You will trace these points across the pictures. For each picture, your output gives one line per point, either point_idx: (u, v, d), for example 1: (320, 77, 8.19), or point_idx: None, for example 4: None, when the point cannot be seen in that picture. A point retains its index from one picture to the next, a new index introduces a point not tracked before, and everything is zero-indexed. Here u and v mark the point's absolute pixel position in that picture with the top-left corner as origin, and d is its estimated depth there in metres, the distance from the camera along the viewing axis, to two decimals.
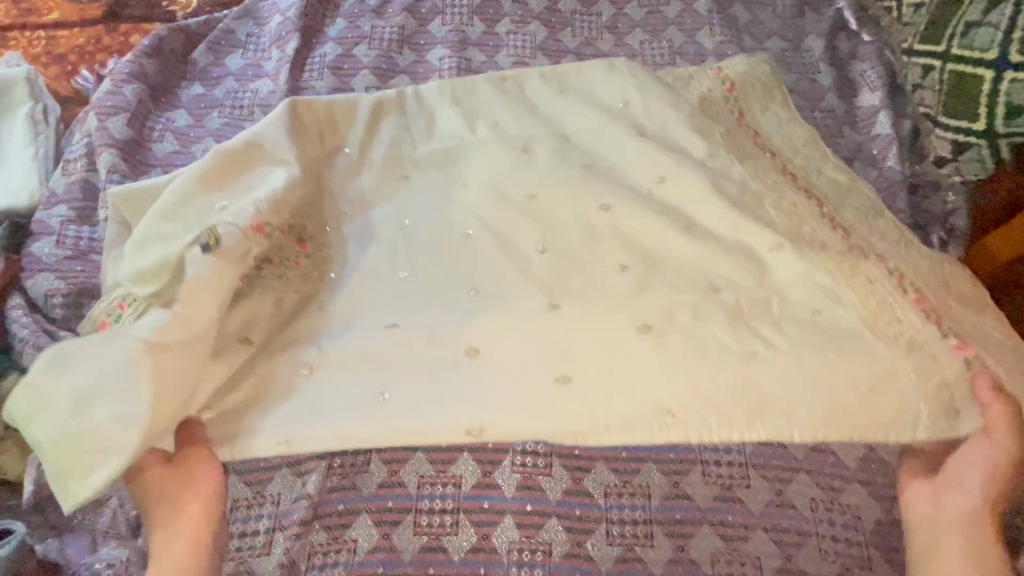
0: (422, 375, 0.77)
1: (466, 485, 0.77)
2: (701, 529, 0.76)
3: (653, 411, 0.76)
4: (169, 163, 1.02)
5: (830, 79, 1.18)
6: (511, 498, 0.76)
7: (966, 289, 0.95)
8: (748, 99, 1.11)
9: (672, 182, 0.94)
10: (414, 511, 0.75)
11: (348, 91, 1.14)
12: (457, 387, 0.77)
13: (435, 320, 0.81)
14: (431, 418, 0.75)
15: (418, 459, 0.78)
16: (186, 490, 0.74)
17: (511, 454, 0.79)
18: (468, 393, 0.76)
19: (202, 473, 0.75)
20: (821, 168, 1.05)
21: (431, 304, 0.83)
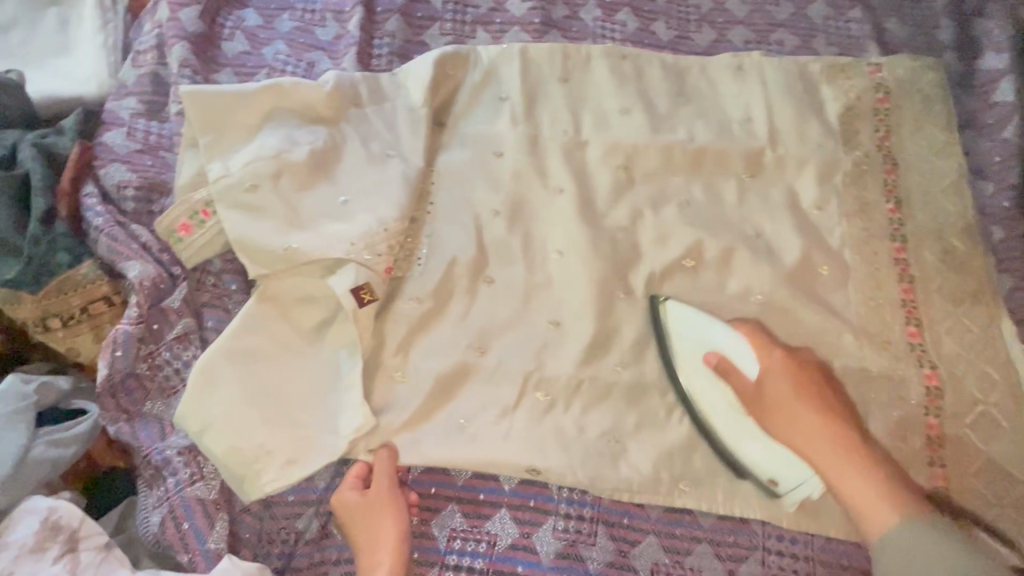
0: (509, 407, 0.83)
1: (515, 481, 0.81)
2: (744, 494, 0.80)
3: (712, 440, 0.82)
4: (240, 64, 0.98)
5: (951, 35, 1.06)
6: (555, 490, 0.81)
7: None
8: (901, 117, 1.00)
9: (747, 161, 0.97)
10: (463, 476, 0.81)
11: (425, 4, 1.07)
12: (540, 424, 0.82)
13: (515, 357, 0.85)
14: (517, 450, 0.80)
15: (495, 484, 0.81)
16: (379, 527, 0.73)
17: (556, 487, 0.81)
18: (552, 429, 0.82)
19: (386, 517, 0.74)
20: (929, 135, 0.98)
21: (517, 329, 0.87)
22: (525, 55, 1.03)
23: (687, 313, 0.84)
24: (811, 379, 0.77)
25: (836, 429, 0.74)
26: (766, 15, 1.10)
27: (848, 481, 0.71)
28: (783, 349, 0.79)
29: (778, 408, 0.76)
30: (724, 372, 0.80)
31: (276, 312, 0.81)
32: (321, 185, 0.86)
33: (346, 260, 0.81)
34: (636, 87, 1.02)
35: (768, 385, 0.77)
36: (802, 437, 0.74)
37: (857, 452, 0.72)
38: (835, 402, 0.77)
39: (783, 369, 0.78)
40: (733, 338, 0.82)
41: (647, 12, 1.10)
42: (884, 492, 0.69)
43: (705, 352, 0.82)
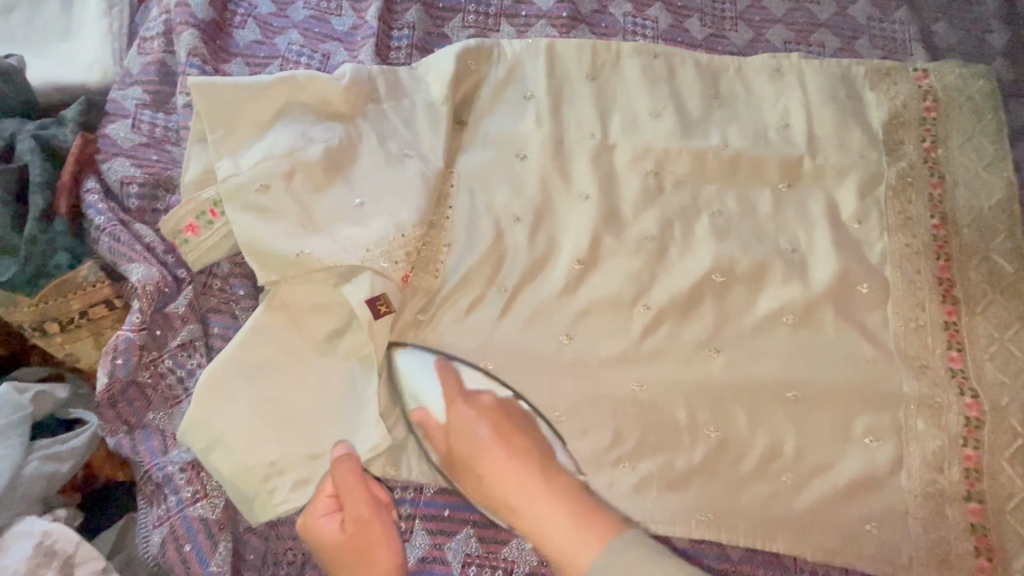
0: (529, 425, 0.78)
1: None
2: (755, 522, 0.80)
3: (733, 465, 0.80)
4: (251, 54, 0.93)
5: (1003, 41, 1.00)
6: None
7: None
8: (948, 126, 0.94)
9: (783, 170, 0.92)
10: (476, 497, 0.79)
11: None
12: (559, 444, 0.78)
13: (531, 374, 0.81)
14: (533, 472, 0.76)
15: None
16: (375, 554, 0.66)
17: None
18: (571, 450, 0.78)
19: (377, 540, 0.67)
20: (978, 147, 0.93)
21: (537, 343, 0.83)
22: (552, 52, 0.98)
23: (411, 369, 0.78)
24: (509, 415, 0.73)
25: (501, 467, 0.68)
26: (807, 14, 1.04)
27: (538, 515, 0.64)
28: (463, 395, 0.75)
29: (469, 448, 0.70)
30: (426, 420, 0.75)
31: (287, 321, 0.76)
32: (335, 186, 0.81)
33: (360, 268, 0.77)
34: (668, 89, 0.97)
35: (457, 424, 0.73)
36: (509, 482, 0.67)
37: (528, 485, 0.66)
38: (536, 444, 0.71)
39: (478, 415, 0.72)
40: (436, 379, 0.76)
41: (680, 8, 1.04)
42: (572, 526, 0.62)
43: (416, 400, 0.77)
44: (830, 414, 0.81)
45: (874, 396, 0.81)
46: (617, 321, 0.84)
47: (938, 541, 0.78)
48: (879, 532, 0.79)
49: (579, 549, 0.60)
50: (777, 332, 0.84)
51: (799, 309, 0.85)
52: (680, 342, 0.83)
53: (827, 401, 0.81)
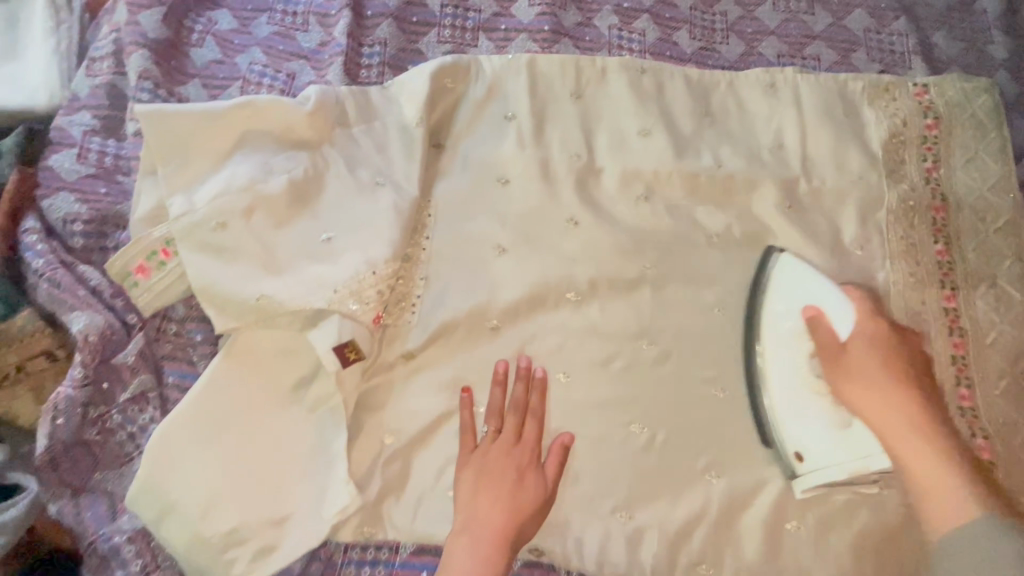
0: None
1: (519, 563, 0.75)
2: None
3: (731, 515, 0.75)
4: (209, 75, 0.87)
5: (1004, 52, 0.96)
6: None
7: None
8: (951, 144, 0.90)
9: (780, 193, 0.87)
10: None
11: (421, 6, 0.95)
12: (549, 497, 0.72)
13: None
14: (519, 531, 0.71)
15: None
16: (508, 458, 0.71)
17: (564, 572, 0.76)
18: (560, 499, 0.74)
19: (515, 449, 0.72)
20: (983, 166, 0.89)
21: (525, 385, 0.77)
22: (534, 68, 0.92)
23: (800, 287, 0.79)
24: (898, 346, 0.76)
25: (902, 400, 0.71)
26: (800, 25, 0.99)
27: (906, 450, 0.68)
28: (875, 317, 0.77)
29: (875, 376, 0.72)
30: (813, 325, 0.76)
31: (246, 372, 0.70)
32: (300, 220, 0.75)
33: (327, 310, 0.71)
34: (658, 107, 0.91)
35: (859, 337, 0.75)
36: (881, 405, 0.71)
37: (912, 427, 0.69)
38: (910, 379, 0.73)
39: (871, 339, 0.75)
40: (845, 304, 0.77)
41: (668, 20, 0.99)
42: (943, 479, 0.65)
43: (802, 309, 0.77)
44: None
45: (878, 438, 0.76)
46: (608, 359, 0.78)
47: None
48: None
49: (949, 501, 0.64)
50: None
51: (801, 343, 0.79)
52: (676, 382, 0.78)
53: None
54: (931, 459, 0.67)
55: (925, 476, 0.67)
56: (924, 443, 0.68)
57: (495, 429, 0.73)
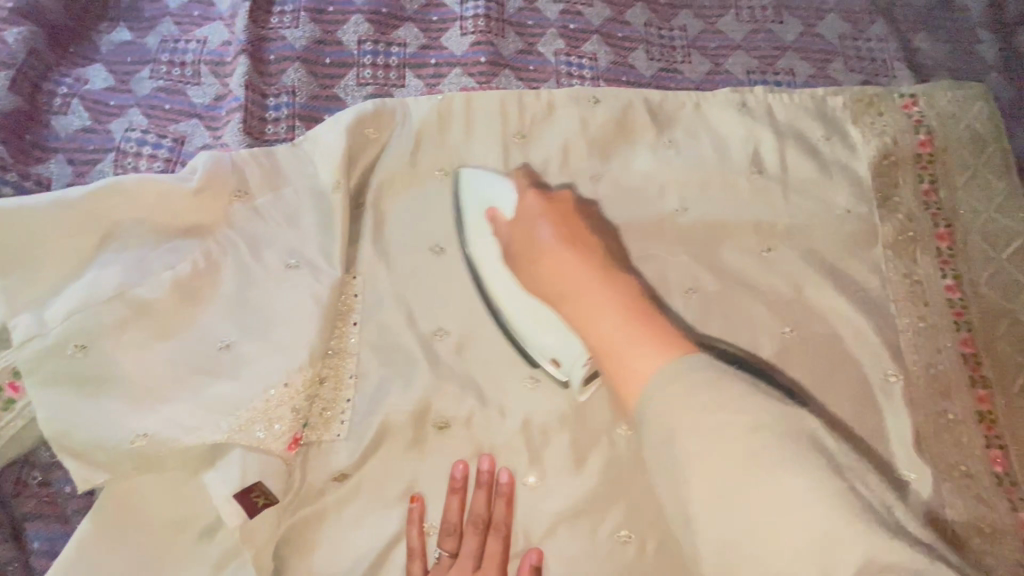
0: None
1: None
2: None
3: None
4: (76, 147, 0.72)
5: (992, 53, 0.87)
6: None
7: None
8: (949, 161, 0.80)
9: (762, 233, 0.75)
10: None
11: (334, 44, 0.82)
12: None
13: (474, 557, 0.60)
14: None
15: None
16: None
17: None
18: None
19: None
20: (988, 182, 0.79)
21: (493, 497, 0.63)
22: (470, 109, 0.79)
23: (481, 189, 0.73)
24: (564, 212, 0.68)
25: (540, 239, 0.62)
26: (769, 36, 0.88)
27: (581, 307, 0.53)
28: (538, 192, 0.70)
29: (545, 247, 0.61)
30: (492, 221, 0.70)
31: (127, 531, 0.55)
32: (189, 327, 0.60)
33: (226, 443, 0.56)
34: (618, 144, 0.80)
35: (527, 212, 0.67)
36: (586, 268, 0.56)
37: (586, 274, 0.55)
38: (622, 273, 0.58)
39: (540, 213, 0.66)
40: (515, 197, 0.71)
41: (621, 40, 0.87)
42: (654, 353, 0.46)
43: (484, 210, 0.72)
44: None
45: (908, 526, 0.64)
46: (581, 456, 0.65)
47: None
48: None
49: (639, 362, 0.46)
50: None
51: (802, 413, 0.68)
52: None
53: None
54: (611, 323, 0.49)
55: (618, 358, 0.47)
56: (613, 318, 0.50)
57: (451, 554, 0.61)
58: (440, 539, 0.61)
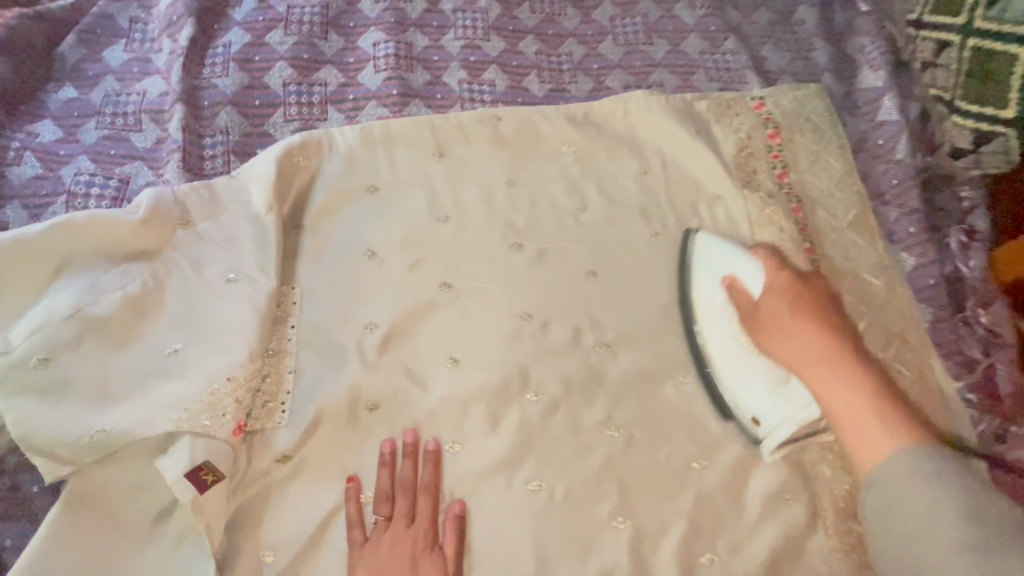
0: None
1: None
2: None
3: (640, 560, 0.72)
4: (29, 193, 0.81)
5: (826, 57, 1.04)
6: None
7: (992, 301, 0.81)
8: (796, 149, 0.94)
9: (643, 221, 0.88)
10: None
11: (262, 88, 0.93)
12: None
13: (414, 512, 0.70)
14: None
15: None
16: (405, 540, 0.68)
17: None
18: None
19: (412, 532, 0.68)
20: (831, 163, 0.93)
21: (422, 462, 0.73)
22: (385, 135, 0.90)
23: (720, 265, 0.80)
24: (809, 293, 0.76)
25: (782, 320, 0.74)
26: (642, 56, 1.03)
27: (830, 403, 0.69)
28: (789, 271, 0.76)
29: (782, 325, 0.73)
30: (729, 288, 0.78)
31: (92, 519, 0.63)
32: (140, 339, 0.69)
33: (178, 433, 0.65)
34: (517, 155, 0.92)
35: (769, 285, 0.76)
36: (801, 357, 0.72)
37: (823, 360, 0.71)
38: (857, 347, 0.73)
39: (784, 288, 0.75)
40: (758, 266, 0.78)
41: (515, 67, 1.01)
42: (877, 432, 0.65)
43: (718, 277, 0.80)
44: (732, 476, 0.76)
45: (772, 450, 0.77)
46: (496, 421, 0.76)
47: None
48: None
49: (874, 438, 0.65)
50: (679, 393, 0.80)
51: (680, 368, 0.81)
52: (575, 429, 0.77)
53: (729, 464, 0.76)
54: (856, 406, 0.67)
55: (862, 437, 0.66)
56: (848, 375, 0.69)
57: (388, 516, 0.69)
58: (375, 506, 0.70)
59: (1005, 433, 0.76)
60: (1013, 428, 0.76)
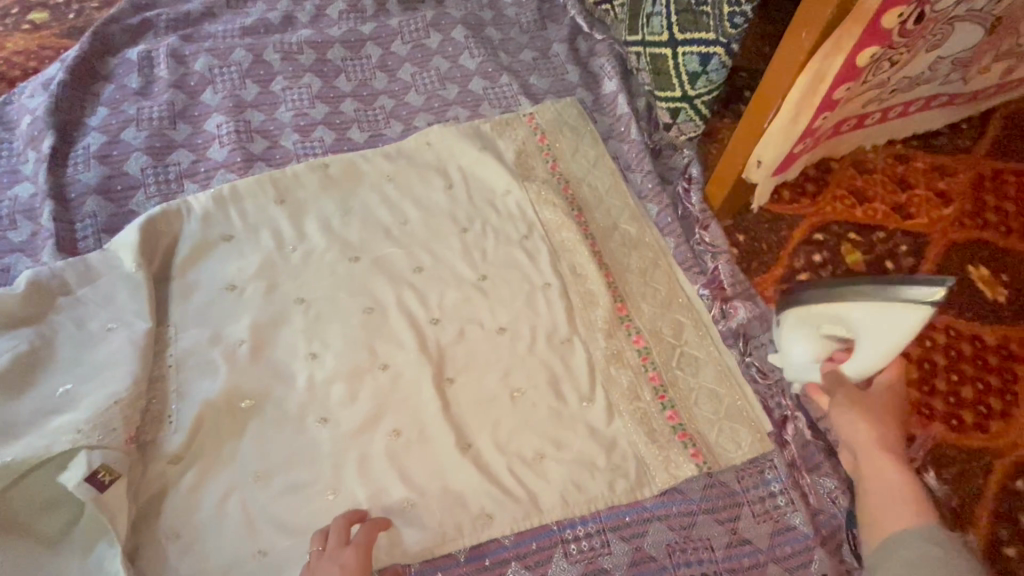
0: (298, 511, 0.86)
1: None
2: (509, 567, 0.86)
3: (483, 470, 0.91)
4: None
5: (577, 76, 1.35)
6: None
7: (709, 223, 1.13)
8: (561, 145, 1.23)
9: (453, 220, 1.13)
10: None
11: (122, 176, 1.12)
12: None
13: (296, 470, 0.88)
14: None
15: None
16: (341, 557, 0.76)
17: None
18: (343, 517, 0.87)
19: (349, 554, 0.76)
20: (590, 149, 1.23)
21: (298, 435, 0.91)
22: (234, 193, 1.11)
23: (889, 326, 0.81)
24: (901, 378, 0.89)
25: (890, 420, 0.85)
26: (439, 99, 1.31)
27: (870, 469, 0.81)
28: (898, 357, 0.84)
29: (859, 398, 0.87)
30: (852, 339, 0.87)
31: (6, 536, 0.76)
32: (35, 387, 0.84)
33: (76, 450, 0.79)
34: (347, 191, 1.15)
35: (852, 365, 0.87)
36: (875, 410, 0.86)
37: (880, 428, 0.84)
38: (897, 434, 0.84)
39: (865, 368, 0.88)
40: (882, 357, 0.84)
41: (338, 124, 1.26)
42: (907, 486, 0.76)
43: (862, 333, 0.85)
44: (550, 391, 0.97)
45: (576, 365, 1.00)
46: (354, 394, 0.94)
47: (658, 452, 0.94)
48: (619, 468, 0.92)
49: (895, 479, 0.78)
50: (499, 339, 1.02)
51: (495, 321, 1.03)
52: (418, 386, 0.96)
53: (541, 382, 0.98)
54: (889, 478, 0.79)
55: (901, 514, 0.73)
56: (891, 474, 0.79)
57: (321, 548, 0.78)
58: (316, 542, 0.79)
59: (725, 310, 1.06)
60: (727, 305, 1.06)
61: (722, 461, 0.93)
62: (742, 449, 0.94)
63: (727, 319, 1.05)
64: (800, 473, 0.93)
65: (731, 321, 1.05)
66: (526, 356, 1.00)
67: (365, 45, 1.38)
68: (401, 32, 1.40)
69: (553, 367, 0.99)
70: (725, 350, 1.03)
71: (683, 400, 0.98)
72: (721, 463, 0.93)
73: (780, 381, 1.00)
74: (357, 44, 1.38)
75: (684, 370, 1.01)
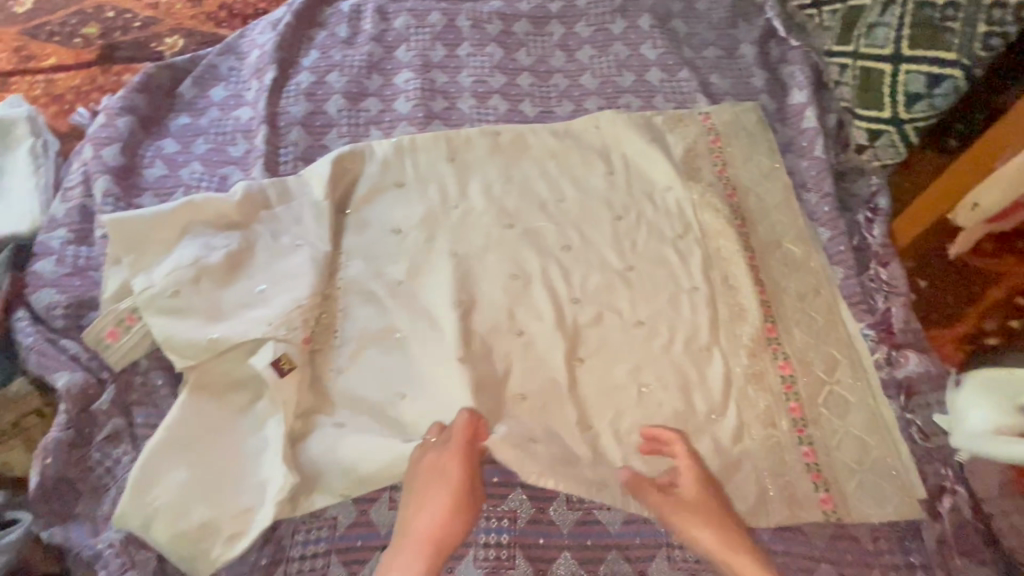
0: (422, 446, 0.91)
1: None
2: (610, 554, 0.87)
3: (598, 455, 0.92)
4: (160, 186, 1.13)
5: (763, 81, 1.28)
6: (480, 533, 0.88)
7: (890, 260, 1.04)
8: (733, 150, 1.18)
9: (608, 207, 1.13)
10: (470, 547, 0.87)
11: (322, 114, 1.25)
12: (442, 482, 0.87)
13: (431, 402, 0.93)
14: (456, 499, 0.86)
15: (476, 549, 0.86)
16: (445, 456, 0.84)
17: (473, 550, 0.86)
18: None
19: (454, 454, 0.84)
20: (764, 160, 1.17)
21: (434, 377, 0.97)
22: (412, 144, 1.19)
23: None
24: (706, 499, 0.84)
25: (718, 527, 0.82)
26: (613, 85, 1.31)
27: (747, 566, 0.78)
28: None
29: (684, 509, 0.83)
30: None
31: (207, 399, 0.90)
32: (238, 281, 0.97)
33: (264, 340, 0.91)
34: (512, 160, 1.19)
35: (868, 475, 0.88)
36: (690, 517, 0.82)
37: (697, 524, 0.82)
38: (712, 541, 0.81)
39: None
40: None
41: (513, 95, 1.30)
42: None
43: None
44: (679, 395, 0.95)
45: (711, 376, 0.96)
46: (490, 351, 0.99)
47: (786, 485, 0.88)
48: (740, 492, 0.88)
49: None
50: (636, 333, 1.01)
51: (635, 314, 1.02)
52: (551, 358, 0.98)
53: (672, 385, 0.96)
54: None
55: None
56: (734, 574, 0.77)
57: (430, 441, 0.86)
58: (429, 433, 0.88)
59: (891, 357, 0.97)
60: (896, 352, 0.97)
61: (856, 515, 0.86)
62: (883, 508, 0.86)
63: (892, 367, 0.96)
64: (950, 553, 0.84)
65: (895, 371, 0.96)
66: (660, 356, 0.98)
67: (550, 23, 1.41)
68: (587, 15, 1.41)
69: (687, 372, 0.97)
70: (883, 401, 0.95)
71: (822, 442, 0.91)
72: (855, 518, 0.86)
73: (942, 450, 0.91)
74: (542, 21, 1.41)
75: (828, 409, 0.94)
